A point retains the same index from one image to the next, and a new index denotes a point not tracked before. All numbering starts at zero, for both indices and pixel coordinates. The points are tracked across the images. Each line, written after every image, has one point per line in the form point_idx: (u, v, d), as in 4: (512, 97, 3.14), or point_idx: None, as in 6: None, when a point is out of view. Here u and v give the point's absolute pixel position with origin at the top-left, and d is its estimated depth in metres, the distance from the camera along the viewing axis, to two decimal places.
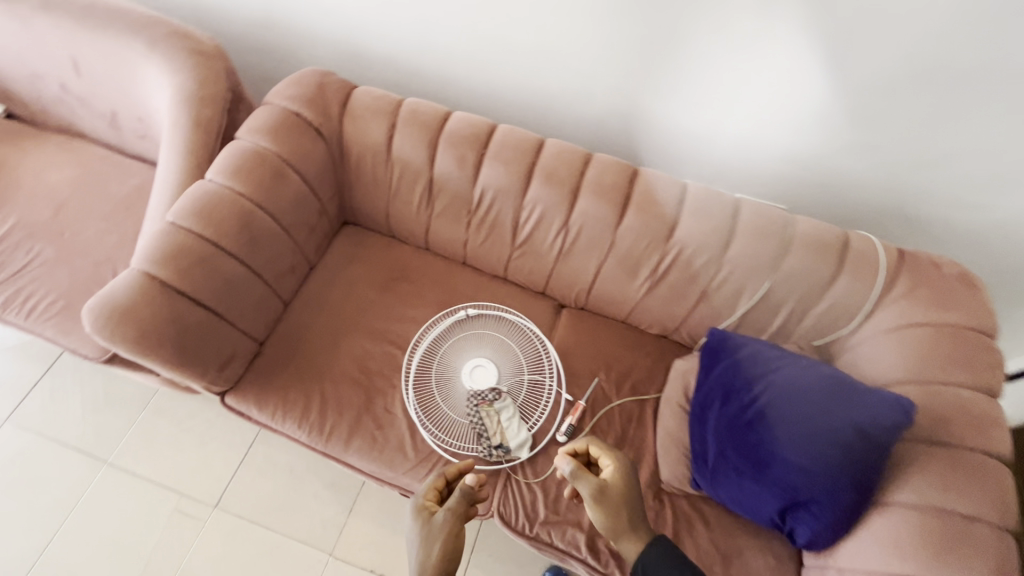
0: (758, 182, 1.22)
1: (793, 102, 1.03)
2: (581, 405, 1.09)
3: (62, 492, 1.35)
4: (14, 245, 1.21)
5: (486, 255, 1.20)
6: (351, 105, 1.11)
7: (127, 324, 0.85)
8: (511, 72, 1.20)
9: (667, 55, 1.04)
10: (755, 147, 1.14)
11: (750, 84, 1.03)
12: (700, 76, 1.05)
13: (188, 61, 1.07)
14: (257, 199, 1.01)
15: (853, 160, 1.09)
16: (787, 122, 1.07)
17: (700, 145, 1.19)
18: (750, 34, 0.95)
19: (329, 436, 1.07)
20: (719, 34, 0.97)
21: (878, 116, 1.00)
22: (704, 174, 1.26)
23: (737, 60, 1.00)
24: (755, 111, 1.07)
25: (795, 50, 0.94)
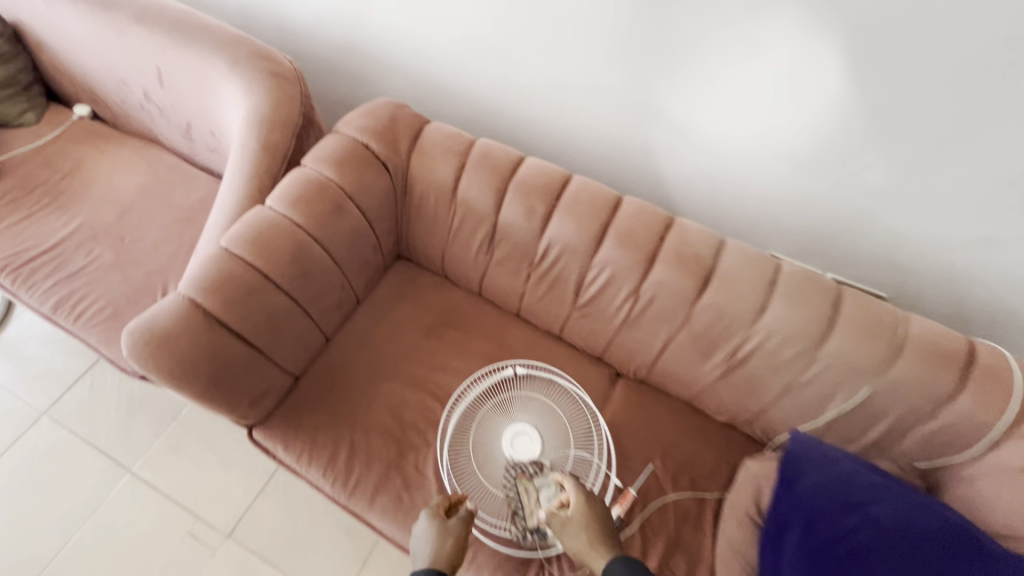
0: (780, 210, 1.10)
1: (803, 117, 0.93)
2: (632, 494, 0.94)
3: (81, 497, 1.33)
4: (76, 247, 1.22)
5: (543, 311, 1.11)
6: (421, 142, 1.06)
7: (164, 355, 0.81)
8: (586, 114, 1.13)
9: (667, 62, 0.96)
10: (771, 168, 1.04)
11: (755, 95, 0.94)
12: (701, 86, 0.97)
13: (265, 83, 1.06)
14: (314, 231, 0.96)
15: (874, 194, 0.98)
16: (795, 140, 0.97)
17: (712, 167, 1.09)
18: (758, 37, 0.86)
19: (353, 489, 0.99)
20: (723, 37, 0.89)
21: (902, 142, 0.89)
22: (719, 200, 1.15)
23: (743, 68, 0.91)
24: (760, 126, 0.98)
25: (806, 56, 0.85)
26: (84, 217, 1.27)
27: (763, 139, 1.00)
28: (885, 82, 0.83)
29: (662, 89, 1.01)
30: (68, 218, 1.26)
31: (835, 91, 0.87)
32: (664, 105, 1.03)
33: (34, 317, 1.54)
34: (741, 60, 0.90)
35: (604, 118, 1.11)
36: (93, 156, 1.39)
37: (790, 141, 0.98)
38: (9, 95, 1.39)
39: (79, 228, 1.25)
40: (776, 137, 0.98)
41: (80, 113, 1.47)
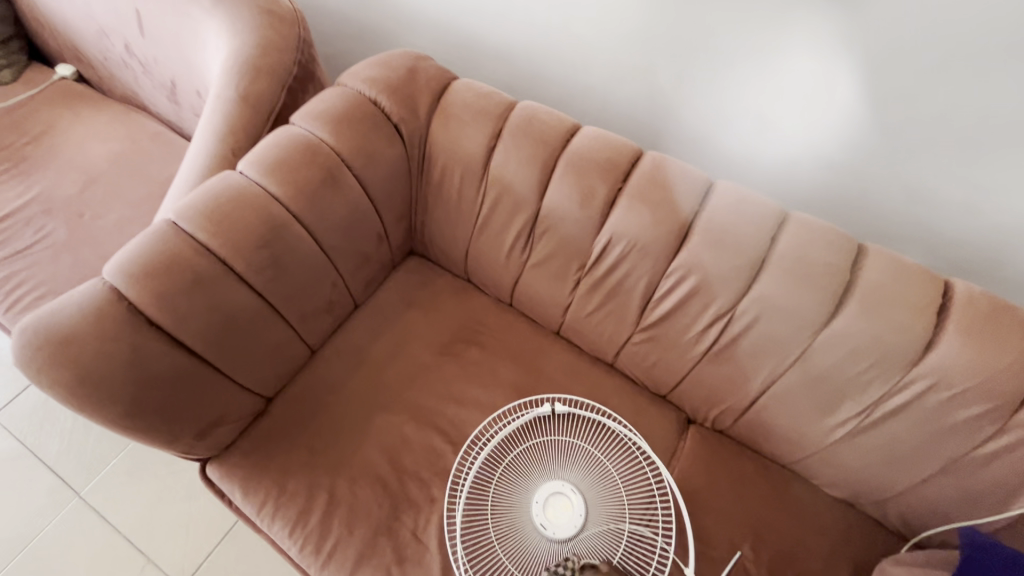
0: (804, 183, 0.84)
1: (827, 141, 0.77)
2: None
3: (16, 523, 1.10)
4: (26, 221, 1.01)
5: (595, 331, 0.85)
6: (446, 102, 0.81)
7: (64, 364, 0.57)
8: (643, 86, 0.87)
9: (685, 56, 0.79)
10: (790, 123, 0.78)
11: (771, 113, 0.78)
12: (711, 96, 0.82)
13: (254, 23, 0.84)
14: (295, 207, 0.72)
15: (937, 226, 0.78)
16: (819, 168, 0.81)
17: (718, 120, 0.84)
18: (771, 44, 0.71)
19: (327, 558, 0.73)
20: (736, 38, 0.73)
21: (966, 168, 0.70)
22: (731, 168, 0.90)
23: (759, 79, 0.76)
24: (780, 149, 0.82)
25: (833, 68, 0.69)
26: (43, 187, 1.06)
27: (786, 164, 0.84)
28: (946, 92, 0.65)
29: (670, 94, 0.85)
30: (25, 187, 1.06)
31: (871, 105, 0.71)
32: (687, 99, 0.85)
33: None
34: (756, 69, 0.75)
35: (672, 89, 0.85)
36: (67, 120, 1.19)
37: (819, 166, 0.81)
38: None
39: (34, 200, 1.04)
40: (799, 163, 0.82)
41: (62, 73, 1.28)
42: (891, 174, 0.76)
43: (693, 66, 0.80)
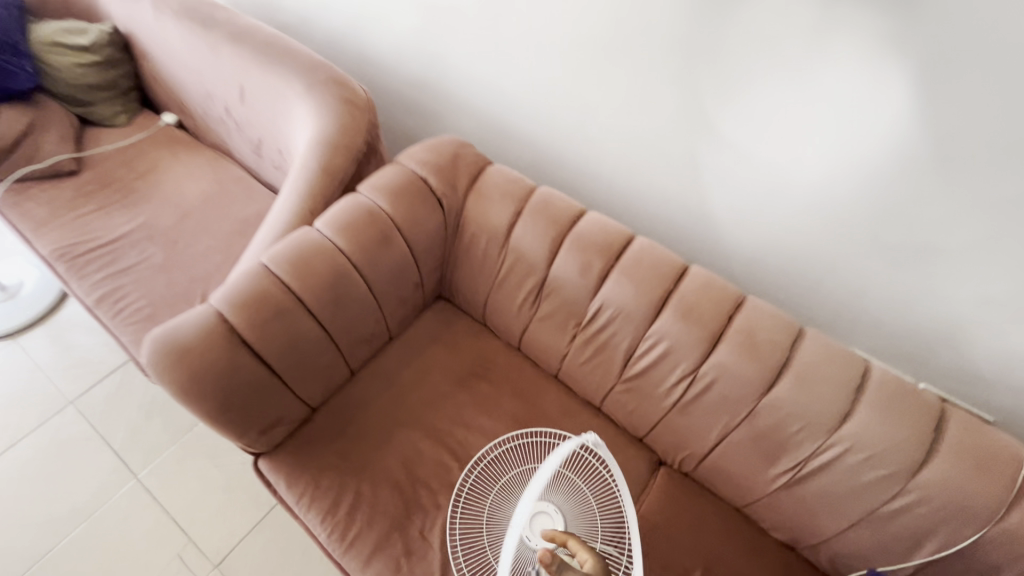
0: (798, 215, 0.93)
1: (841, 169, 0.82)
2: None
3: (83, 497, 1.28)
4: (132, 244, 1.25)
5: (585, 378, 1.01)
6: (480, 183, 1.02)
7: (180, 369, 0.77)
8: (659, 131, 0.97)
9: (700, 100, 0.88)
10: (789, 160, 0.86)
11: (792, 138, 0.84)
12: (739, 115, 0.86)
13: (336, 110, 1.07)
14: (356, 259, 0.92)
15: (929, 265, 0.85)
16: (839, 189, 0.85)
17: (724, 155, 0.93)
18: (774, 104, 0.81)
19: (349, 545, 0.89)
20: (740, 96, 0.84)
21: (971, 203, 0.75)
22: (735, 198, 0.98)
23: (789, 99, 0.80)
24: (803, 167, 0.86)
25: (824, 127, 0.79)
26: (147, 217, 1.30)
27: (805, 184, 0.88)
28: (951, 147, 0.72)
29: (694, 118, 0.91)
30: (133, 216, 1.30)
31: (892, 134, 0.75)
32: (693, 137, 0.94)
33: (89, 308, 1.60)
34: (788, 90, 0.79)
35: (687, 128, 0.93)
36: (168, 162, 1.45)
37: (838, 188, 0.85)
38: (107, 97, 1.51)
39: (138, 227, 1.28)
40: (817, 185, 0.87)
41: (167, 121, 1.55)
42: (899, 204, 0.81)
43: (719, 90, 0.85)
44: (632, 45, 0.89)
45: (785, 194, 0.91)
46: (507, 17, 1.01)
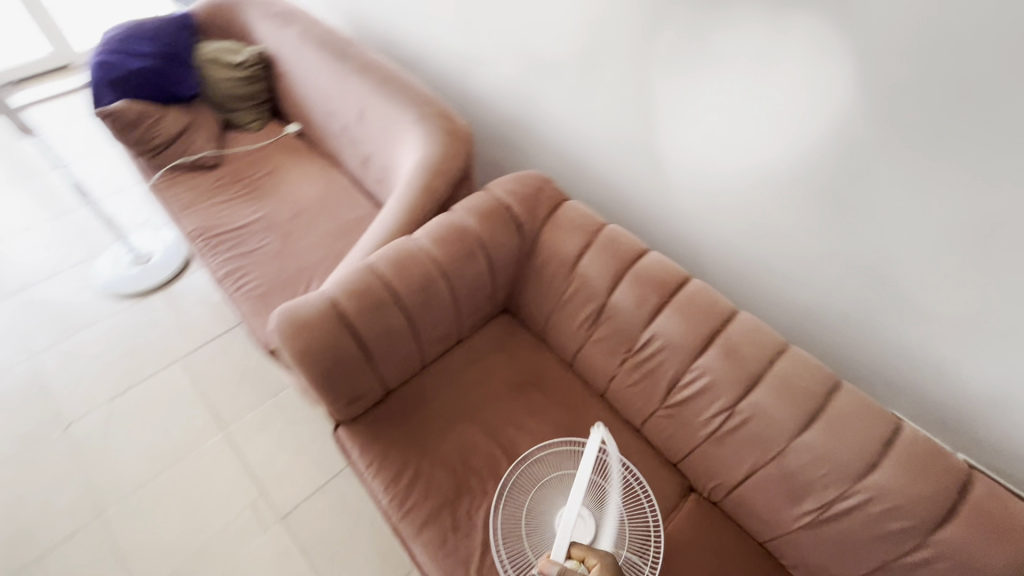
0: (730, 209, 1.10)
1: (771, 174, 0.99)
2: None
3: (180, 440, 1.50)
4: (254, 233, 1.48)
5: (630, 401, 1.11)
6: (558, 215, 1.16)
7: (299, 339, 0.95)
8: (684, 131, 1.07)
9: (670, 109, 1.06)
10: (726, 161, 1.04)
11: (735, 146, 1.00)
12: (717, 106, 0.98)
13: (441, 139, 1.26)
14: (445, 267, 1.08)
15: (935, 269, 0.87)
16: (795, 177, 0.96)
17: (679, 153, 1.11)
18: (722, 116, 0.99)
19: (406, 512, 1.03)
20: (699, 108, 1.01)
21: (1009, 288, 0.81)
22: (686, 191, 1.16)
23: (734, 111, 0.96)
24: (753, 165, 1.00)
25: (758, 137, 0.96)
26: (268, 211, 1.53)
27: (812, 182, 0.94)
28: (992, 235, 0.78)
29: (712, 115, 1.00)
30: (257, 209, 1.54)
31: (887, 125, 0.80)
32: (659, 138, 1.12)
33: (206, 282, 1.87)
34: (759, 82, 0.90)
35: (710, 128, 1.02)
36: (289, 166, 1.69)
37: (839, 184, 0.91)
38: (247, 107, 1.78)
39: (261, 218, 1.51)
40: (821, 181, 0.93)
41: (292, 130, 1.81)
42: (897, 196, 0.85)
43: (729, 83, 0.94)
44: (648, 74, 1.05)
45: (721, 189, 1.08)
46: (596, 75, 1.15)
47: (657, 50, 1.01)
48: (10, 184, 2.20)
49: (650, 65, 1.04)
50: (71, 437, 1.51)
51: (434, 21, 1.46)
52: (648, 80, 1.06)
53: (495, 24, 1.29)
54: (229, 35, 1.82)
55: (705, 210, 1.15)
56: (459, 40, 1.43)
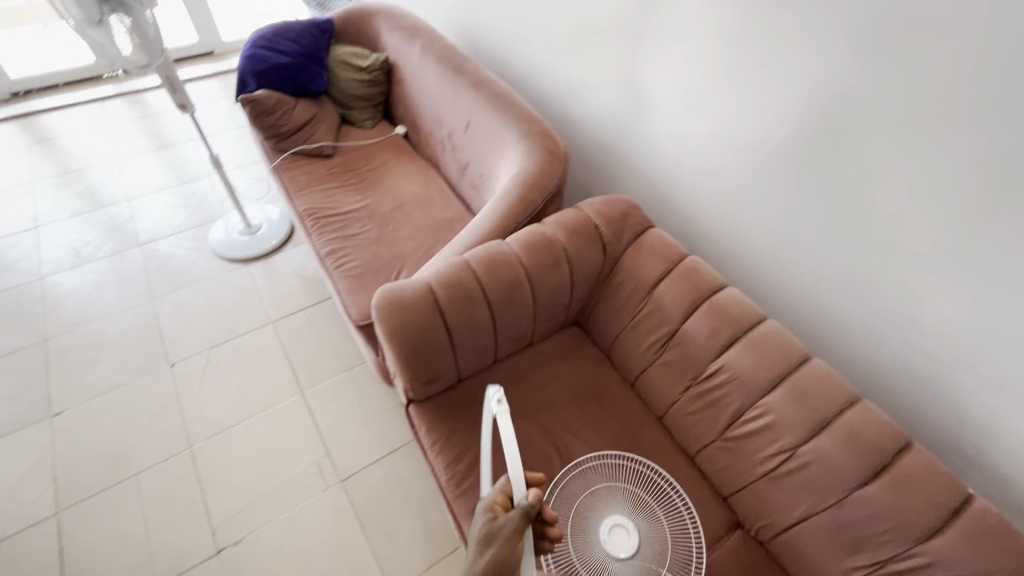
0: (723, 191, 1.27)
1: (771, 165, 1.14)
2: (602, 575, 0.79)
3: (263, 393, 1.66)
4: (358, 219, 1.63)
5: (688, 428, 1.14)
6: (642, 241, 1.22)
7: (396, 317, 1.06)
8: (770, 162, 1.14)
9: (696, 103, 1.22)
10: (734, 151, 1.20)
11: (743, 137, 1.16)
12: (738, 102, 1.14)
13: (540, 156, 1.36)
14: (530, 272, 1.16)
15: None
16: (796, 168, 1.09)
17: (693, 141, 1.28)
18: (740, 108, 1.14)
19: (462, 492, 1.11)
20: (722, 104, 1.17)
21: None
22: (701, 180, 1.31)
23: (748, 106, 1.12)
24: (760, 161, 1.15)
25: (767, 131, 1.11)
26: (372, 201, 1.69)
27: (898, 223, 0.97)
28: None
29: (737, 113, 1.15)
30: (361, 198, 1.70)
31: (994, 173, 0.82)
32: (684, 128, 1.28)
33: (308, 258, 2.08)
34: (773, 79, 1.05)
35: (801, 167, 1.08)
36: (393, 163, 1.85)
37: (927, 224, 0.94)
38: (364, 106, 1.98)
39: (365, 207, 1.67)
40: (909, 222, 0.96)
41: (400, 132, 1.98)
42: (994, 249, 0.86)
43: (770, 89, 1.06)
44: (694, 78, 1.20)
45: (720, 176, 1.26)
46: (698, 112, 1.23)
47: (751, 84, 1.09)
48: (153, 149, 2.53)
49: (756, 109, 1.11)
50: (174, 373, 1.71)
51: (548, 47, 1.57)
52: (755, 123, 1.13)
53: (607, 57, 1.38)
54: (360, 42, 2.02)
55: (710, 195, 1.31)
56: (569, 67, 1.53)
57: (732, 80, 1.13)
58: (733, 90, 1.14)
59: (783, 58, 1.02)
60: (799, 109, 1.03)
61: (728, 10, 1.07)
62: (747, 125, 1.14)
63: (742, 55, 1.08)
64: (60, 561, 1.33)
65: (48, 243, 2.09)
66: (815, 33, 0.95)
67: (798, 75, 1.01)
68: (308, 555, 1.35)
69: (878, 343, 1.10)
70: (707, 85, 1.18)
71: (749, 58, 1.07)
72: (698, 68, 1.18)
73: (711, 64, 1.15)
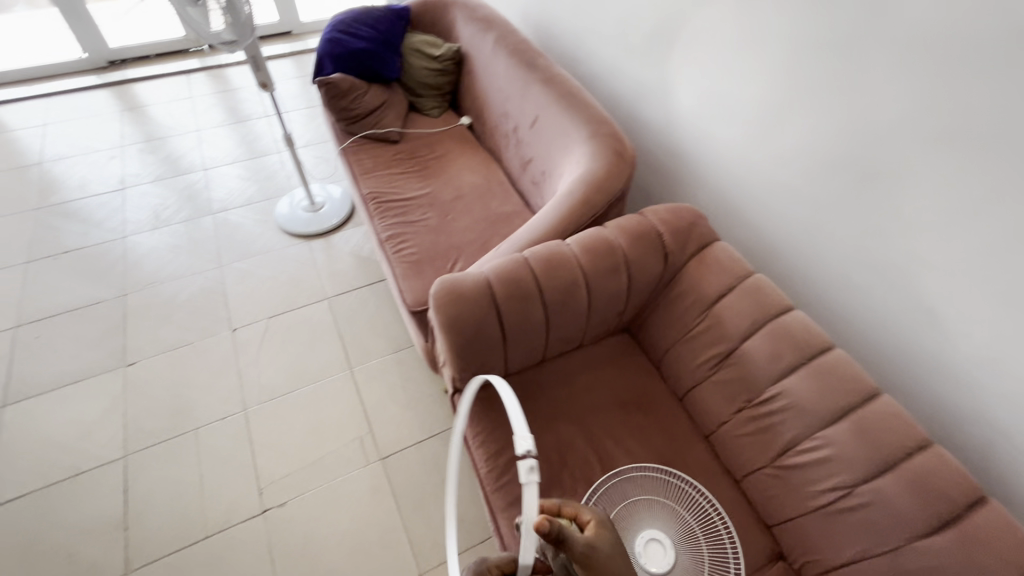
0: (797, 208, 1.22)
1: (849, 183, 1.09)
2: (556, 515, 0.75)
3: (315, 365, 1.73)
4: (419, 206, 1.67)
5: (737, 450, 1.11)
6: (706, 255, 1.19)
7: (453, 308, 1.08)
8: (853, 180, 1.08)
9: (778, 113, 1.18)
10: (812, 167, 1.15)
11: (823, 150, 1.12)
12: (820, 115, 1.10)
13: (608, 158, 1.34)
14: (588, 276, 1.15)
15: None
16: (879, 189, 1.04)
17: (767, 151, 1.24)
18: (824, 121, 1.09)
19: (500, 486, 1.12)
20: (801, 117, 1.13)
21: None
22: (773, 193, 1.27)
23: (831, 119, 1.08)
24: (837, 179, 1.11)
25: (850, 147, 1.06)
26: (433, 189, 1.72)
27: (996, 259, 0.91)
28: None
29: (820, 129, 1.11)
30: (423, 186, 1.73)
31: None
32: (761, 138, 1.24)
33: (365, 240, 2.14)
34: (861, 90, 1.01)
35: (888, 190, 1.02)
36: (456, 153, 1.87)
37: None
38: (433, 94, 2.00)
39: (426, 194, 1.70)
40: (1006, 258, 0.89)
41: (464, 122, 2.00)
42: None
43: (860, 105, 1.02)
44: (779, 87, 1.15)
45: (793, 191, 1.21)
46: (780, 123, 1.18)
47: (841, 98, 1.05)
48: (230, 122, 2.66)
49: (846, 126, 1.06)
50: (235, 338, 1.80)
51: (623, 47, 1.54)
52: (845, 141, 1.07)
53: (686, 61, 1.34)
54: (434, 30, 2.05)
55: (782, 211, 1.26)
56: (643, 69, 1.50)
57: (821, 93, 1.08)
58: (822, 104, 1.09)
59: (883, 74, 0.97)
60: (893, 128, 0.98)
61: (826, 19, 1.02)
62: (833, 141, 1.09)
63: (835, 69, 1.03)
64: (125, 500, 1.44)
65: (132, 204, 2.25)
66: (923, 51, 0.90)
67: (896, 93, 0.96)
68: (345, 526, 1.41)
69: (956, 385, 1.03)
70: (793, 97, 1.13)
71: (845, 72, 1.02)
72: (785, 79, 1.13)
73: (800, 75, 1.10)
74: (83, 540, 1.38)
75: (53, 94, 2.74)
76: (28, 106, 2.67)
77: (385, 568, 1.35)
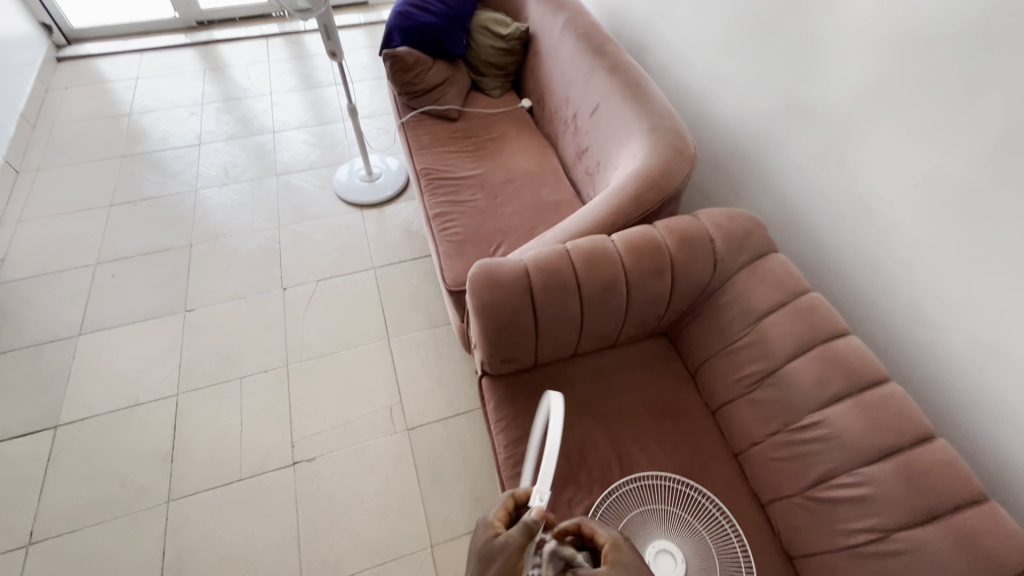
0: (868, 226, 1.13)
1: (932, 205, 0.99)
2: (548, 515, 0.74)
3: (355, 332, 1.79)
4: (470, 186, 1.67)
5: (766, 474, 1.06)
6: (759, 267, 1.13)
7: (488, 293, 1.07)
8: (936, 202, 0.99)
9: (859, 121, 1.09)
10: (891, 183, 1.06)
11: (906, 165, 1.02)
12: (907, 127, 1.00)
13: (666, 154, 1.28)
14: (630, 276, 1.11)
15: None
16: (967, 214, 0.94)
17: (843, 162, 1.15)
18: (913, 133, 1.00)
19: (517, 473, 1.12)
20: (886, 127, 1.04)
21: None
22: (843, 208, 1.18)
23: (920, 132, 0.98)
24: (919, 198, 1.02)
25: (937, 165, 0.97)
26: (485, 171, 1.72)
27: None
28: None
29: (906, 141, 1.01)
30: (475, 167, 1.73)
31: None
32: (837, 147, 1.15)
33: (415, 214, 2.17)
34: (959, 104, 0.91)
35: (976, 216, 0.93)
36: (513, 135, 1.85)
37: None
38: (496, 74, 1.98)
39: (478, 175, 1.70)
40: None
41: (525, 105, 1.97)
42: None
43: (956, 119, 0.92)
44: (864, 94, 1.06)
45: (867, 207, 1.12)
46: (861, 133, 1.09)
47: (934, 110, 0.95)
48: (302, 88, 2.75)
49: (934, 141, 0.96)
50: (285, 296, 1.89)
51: (699, 38, 1.45)
52: (928, 158, 0.98)
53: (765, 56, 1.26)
54: (504, 9, 2.02)
55: (851, 227, 1.17)
56: (717, 63, 1.41)
57: (912, 104, 0.98)
58: (909, 115, 1.00)
59: (986, 88, 0.87)
60: (991, 149, 0.88)
61: (932, 22, 0.92)
62: (923, 157, 0.99)
63: (933, 79, 0.94)
64: (173, 434, 1.56)
65: (206, 159, 2.38)
66: None
67: (1006, 110, 0.85)
68: (366, 489, 1.47)
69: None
70: (881, 105, 1.04)
71: (943, 83, 0.93)
72: (877, 86, 1.04)
73: (895, 82, 1.00)
74: (135, 464, 1.51)
75: (146, 50, 2.92)
76: (124, 59, 2.87)
77: (400, 535, 1.39)
